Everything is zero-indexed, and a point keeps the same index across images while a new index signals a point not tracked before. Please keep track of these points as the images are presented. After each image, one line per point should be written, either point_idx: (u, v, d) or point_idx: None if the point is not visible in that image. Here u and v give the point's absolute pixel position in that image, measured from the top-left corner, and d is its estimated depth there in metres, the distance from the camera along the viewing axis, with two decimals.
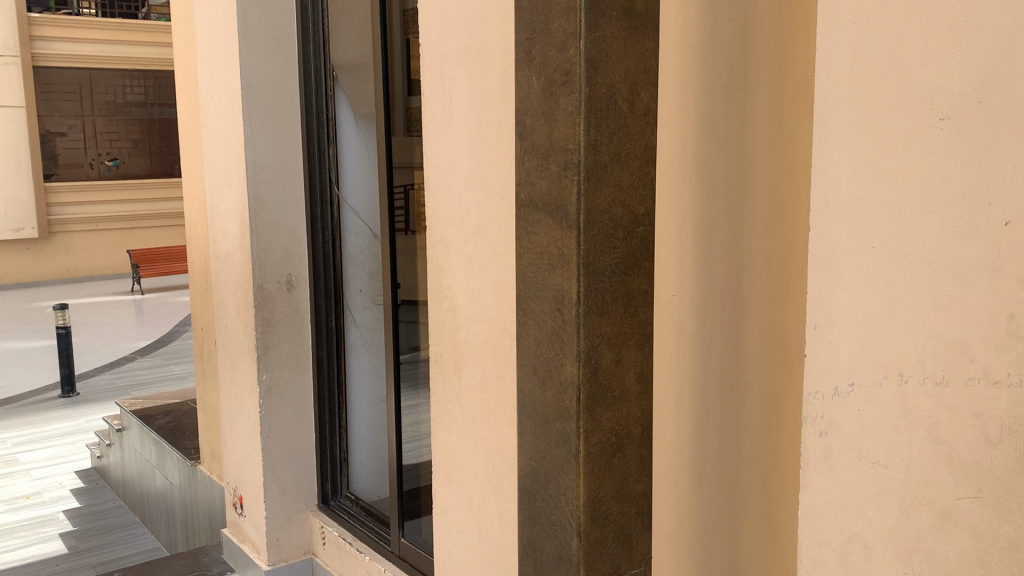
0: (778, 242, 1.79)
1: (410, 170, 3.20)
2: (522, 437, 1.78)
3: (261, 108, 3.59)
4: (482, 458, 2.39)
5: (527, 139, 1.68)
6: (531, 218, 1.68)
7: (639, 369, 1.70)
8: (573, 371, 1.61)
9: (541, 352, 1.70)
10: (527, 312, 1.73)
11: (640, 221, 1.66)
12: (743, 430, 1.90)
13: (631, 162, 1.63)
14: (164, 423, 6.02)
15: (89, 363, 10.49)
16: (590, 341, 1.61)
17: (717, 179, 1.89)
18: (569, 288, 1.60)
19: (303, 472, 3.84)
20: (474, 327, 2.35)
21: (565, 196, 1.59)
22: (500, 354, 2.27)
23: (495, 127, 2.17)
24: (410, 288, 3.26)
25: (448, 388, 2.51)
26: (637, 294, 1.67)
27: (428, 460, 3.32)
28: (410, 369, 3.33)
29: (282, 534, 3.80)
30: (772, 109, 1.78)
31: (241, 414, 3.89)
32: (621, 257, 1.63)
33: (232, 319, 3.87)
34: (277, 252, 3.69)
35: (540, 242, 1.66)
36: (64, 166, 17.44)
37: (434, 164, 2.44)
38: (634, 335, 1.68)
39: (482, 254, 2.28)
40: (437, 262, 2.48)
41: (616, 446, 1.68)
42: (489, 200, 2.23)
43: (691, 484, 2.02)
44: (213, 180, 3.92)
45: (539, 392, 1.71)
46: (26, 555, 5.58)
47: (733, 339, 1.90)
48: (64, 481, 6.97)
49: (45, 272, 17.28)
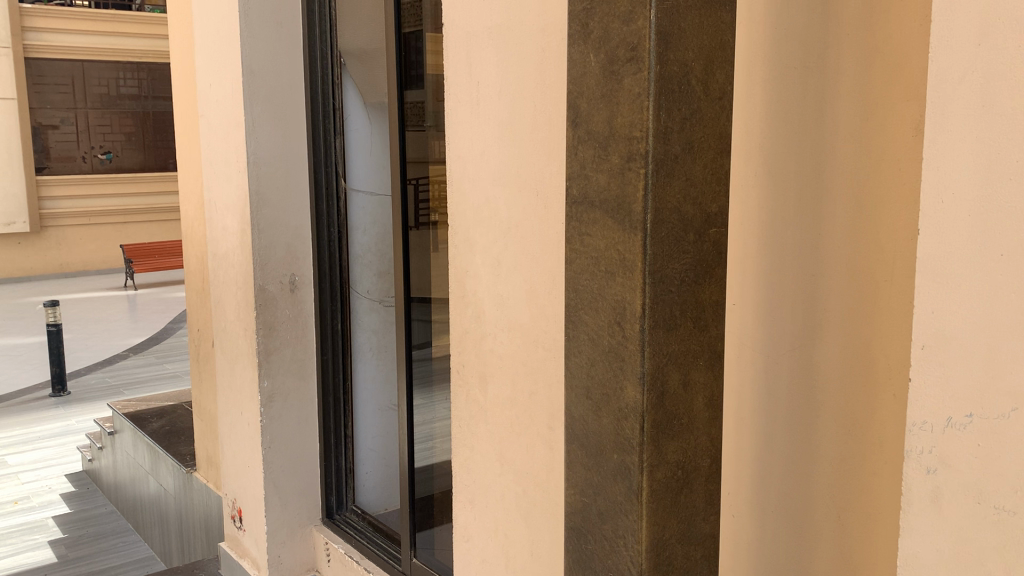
0: (859, 246, 1.58)
1: (424, 164, 2.95)
2: (569, 466, 1.56)
3: (263, 97, 3.35)
4: (510, 482, 2.16)
5: (581, 126, 1.45)
6: (585, 218, 1.45)
7: (708, 393, 1.47)
8: (636, 397, 1.39)
9: (596, 373, 1.47)
10: (577, 326, 1.50)
11: (713, 222, 1.43)
12: (815, 457, 1.69)
13: (703, 152, 1.40)
14: (158, 427, 5.79)
15: (81, 361, 10.25)
16: (655, 361, 1.38)
17: (789, 173, 1.67)
18: (633, 300, 1.37)
19: (307, 483, 3.62)
20: (503, 336, 2.13)
21: (629, 193, 1.36)
22: (532, 367, 2.04)
23: (531, 115, 1.94)
24: (422, 285, 3.01)
25: (472, 403, 2.28)
26: (707, 306, 1.44)
27: (443, 461, 3.07)
28: (423, 369, 3.06)
29: (284, 550, 3.57)
30: (856, 95, 1.56)
31: (241, 422, 3.66)
32: (691, 263, 1.41)
33: (231, 322, 3.65)
34: (280, 250, 3.46)
35: (596, 245, 1.44)
36: (56, 159, 17.15)
37: (458, 156, 2.22)
38: (703, 353, 1.46)
39: (512, 257, 2.06)
40: (461, 264, 2.26)
41: (683, 481, 1.46)
42: (522, 195, 2.00)
43: (753, 517, 1.81)
44: (211, 173, 3.68)
45: (593, 418, 1.48)
46: (13, 565, 5.34)
47: (806, 354, 1.69)
48: (54, 486, 6.73)
49: (37, 267, 17.01)
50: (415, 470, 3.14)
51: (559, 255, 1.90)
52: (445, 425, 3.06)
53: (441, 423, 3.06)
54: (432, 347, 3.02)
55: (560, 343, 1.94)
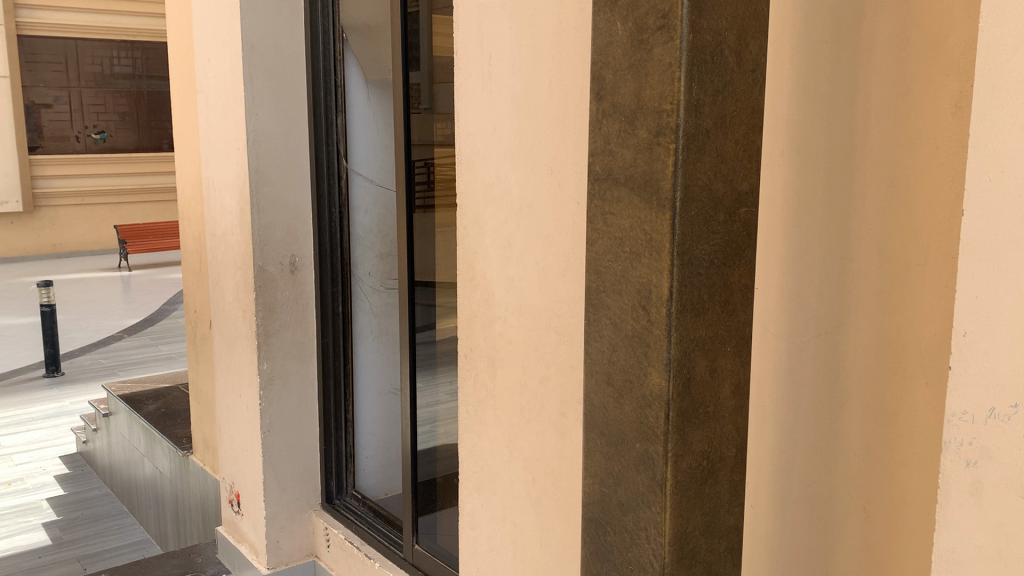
0: (891, 227, 1.51)
1: (428, 146, 2.87)
2: (587, 455, 1.50)
3: (262, 73, 3.26)
4: (519, 469, 2.10)
5: (606, 99, 1.38)
6: (609, 195, 1.39)
7: (736, 380, 1.41)
8: (661, 385, 1.32)
9: (618, 359, 1.41)
10: (599, 309, 1.44)
11: (743, 201, 1.36)
12: (841, 448, 1.63)
13: (735, 128, 1.33)
14: (154, 409, 5.72)
15: (75, 342, 10.16)
16: (682, 347, 1.32)
17: (818, 152, 1.61)
18: (659, 283, 1.31)
19: (307, 468, 3.56)
20: (514, 319, 2.06)
21: (658, 169, 1.29)
22: (544, 353, 1.98)
23: (546, 90, 1.87)
24: (425, 267, 2.94)
25: (481, 388, 2.21)
26: (736, 289, 1.38)
27: (445, 444, 3.00)
28: (427, 351, 2.99)
29: (283, 535, 3.52)
30: (891, 70, 1.49)
31: (239, 405, 3.59)
32: (721, 244, 1.34)
33: (229, 304, 3.57)
34: (280, 230, 3.38)
35: (621, 224, 1.37)
36: (49, 138, 16.98)
37: (467, 134, 2.14)
38: (731, 339, 1.39)
39: (523, 238, 1.99)
40: (470, 246, 2.19)
41: (708, 472, 1.40)
42: (534, 173, 1.93)
43: (773, 507, 1.76)
44: (210, 150, 3.60)
45: (614, 406, 1.42)
46: (7, 548, 5.28)
47: (832, 341, 1.62)
48: (47, 468, 6.66)
49: (30, 247, 16.87)
50: (417, 453, 3.08)
51: (574, 236, 1.83)
52: (447, 407, 2.98)
53: (444, 406, 2.98)
54: (435, 330, 2.94)
55: (573, 328, 1.88)
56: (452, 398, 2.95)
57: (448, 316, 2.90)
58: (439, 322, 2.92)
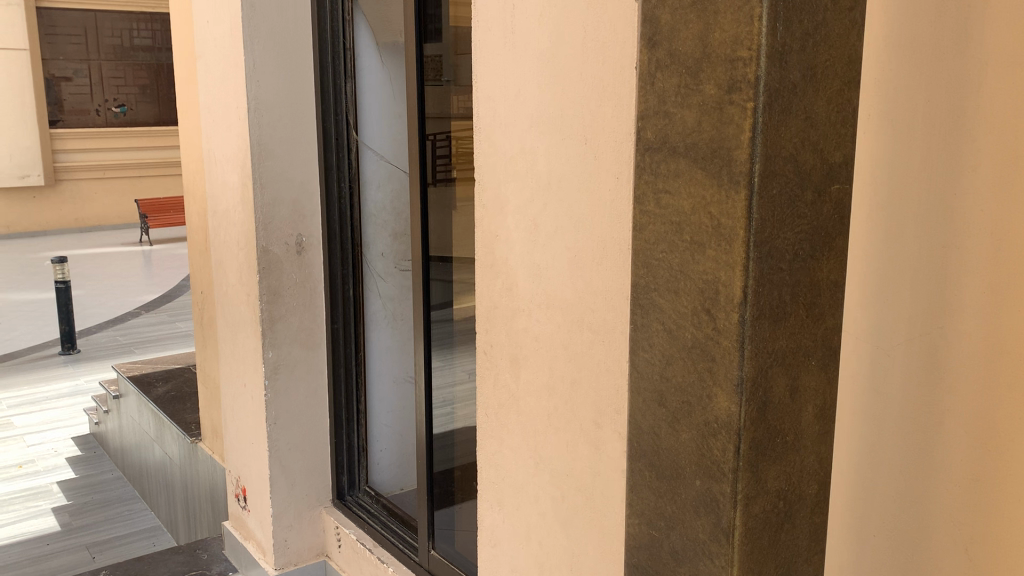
0: (1008, 208, 1.22)
1: (445, 119, 2.58)
2: (632, 486, 1.23)
3: (264, 35, 2.99)
4: (546, 484, 1.83)
5: (662, 47, 1.09)
6: (665, 170, 1.10)
7: (820, 401, 1.13)
8: (729, 409, 1.05)
9: (672, 374, 1.13)
10: (648, 311, 1.16)
11: (835, 176, 1.07)
12: (935, 475, 1.34)
13: (828, 82, 1.04)
14: (164, 392, 5.51)
15: (93, 318, 10.03)
16: (757, 363, 1.04)
17: (916, 114, 1.31)
18: (730, 282, 1.02)
19: (315, 462, 3.32)
20: (539, 313, 1.78)
21: (730, 135, 1.00)
22: (575, 352, 1.70)
23: (578, 45, 1.58)
24: (442, 242, 2.66)
25: (502, 390, 1.94)
26: (823, 288, 1.10)
27: (465, 427, 2.71)
28: (443, 331, 2.72)
29: (292, 534, 3.29)
30: (1014, 13, 1.18)
31: (244, 394, 3.35)
32: (807, 232, 1.06)
33: (233, 286, 3.33)
34: (285, 207, 3.12)
35: (678, 206, 1.09)
36: (70, 112, 16.91)
37: (486, 98, 1.86)
38: (816, 350, 1.11)
39: (551, 218, 1.71)
40: (491, 227, 1.90)
41: (784, 515, 1.12)
42: (565, 144, 1.64)
43: (849, 540, 1.48)
44: (211, 121, 3.33)
45: (666, 432, 1.14)
46: (14, 534, 5.11)
47: (927, 347, 1.33)
48: (60, 449, 6.51)
49: (52, 221, 16.82)
50: (433, 440, 2.81)
51: (614, 218, 1.55)
52: (465, 388, 2.69)
53: (461, 386, 2.69)
54: (452, 307, 2.67)
55: (611, 325, 1.60)
56: (471, 378, 2.66)
57: (464, 294, 2.64)
58: (456, 299, 2.64)
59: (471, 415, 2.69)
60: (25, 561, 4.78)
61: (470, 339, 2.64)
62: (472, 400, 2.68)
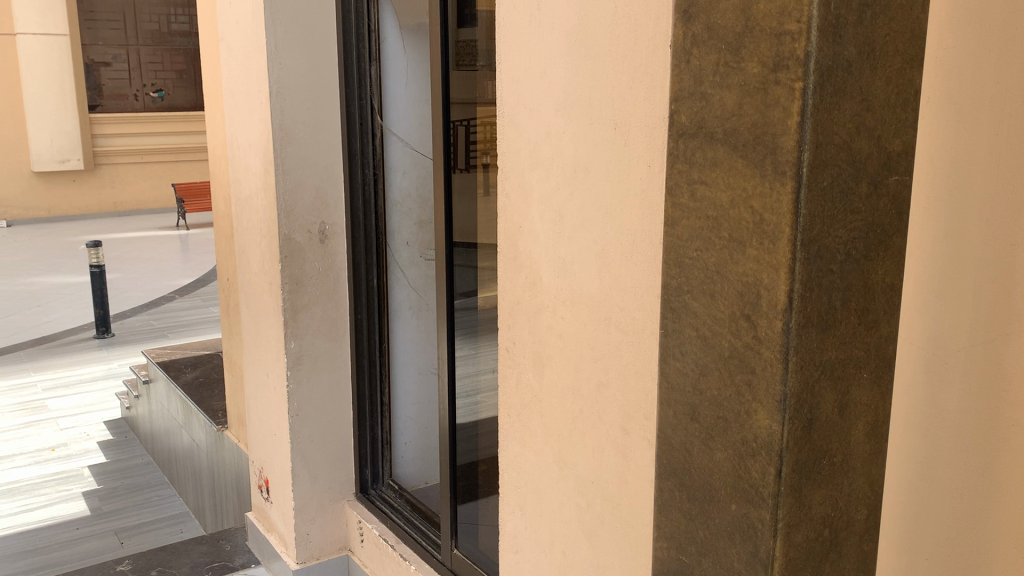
0: None
1: (472, 105, 2.47)
2: (661, 506, 1.12)
3: (287, 16, 2.90)
4: (570, 490, 1.72)
5: (698, 20, 0.97)
6: (700, 159, 0.98)
7: (872, 417, 1.01)
8: (770, 428, 0.94)
9: (706, 387, 1.01)
10: (680, 316, 1.04)
11: (893, 167, 0.95)
12: (999, 495, 1.21)
13: (888, 61, 0.92)
14: (192, 377, 5.50)
15: (129, 301, 10.12)
16: (803, 377, 0.93)
17: (982, 97, 1.17)
18: (774, 285, 0.91)
19: (338, 455, 3.24)
20: (565, 309, 1.68)
21: (776, 119, 0.89)
22: (601, 352, 1.59)
23: (608, 24, 1.46)
24: (467, 231, 2.57)
25: (525, 390, 1.84)
26: (878, 292, 0.98)
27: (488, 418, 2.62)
28: (468, 319, 2.61)
29: (314, 528, 3.23)
30: None
31: (267, 384, 3.29)
32: (861, 229, 0.94)
33: (256, 275, 3.26)
34: (308, 193, 3.03)
35: (716, 199, 0.97)
36: (109, 97, 17.24)
37: (511, 80, 1.75)
38: (868, 361, 0.99)
39: (578, 209, 1.60)
40: (515, 218, 1.80)
41: (830, 544, 1.01)
42: (593, 130, 1.53)
43: (900, 562, 1.35)
44: (234, 105, 3.25)
45: (700, 450, 1.03)
46: (45, 519, 5.13)
47: (991, 357, 1.20)
48: (92, 433, 6.53)
49: (91, 205, 17.01)
50: (457, 433, 2.71)
51: (645, 208, 1.44)
52: (490, 378, 2.60)
53: (485, 375, 2.60)
54: (477, 296, 2.57)
55: (641, 325, 1.49)
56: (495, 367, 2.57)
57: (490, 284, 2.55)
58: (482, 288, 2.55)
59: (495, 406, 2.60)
60: (54, 546, 4.79)
61: (495, 332, 2.53)
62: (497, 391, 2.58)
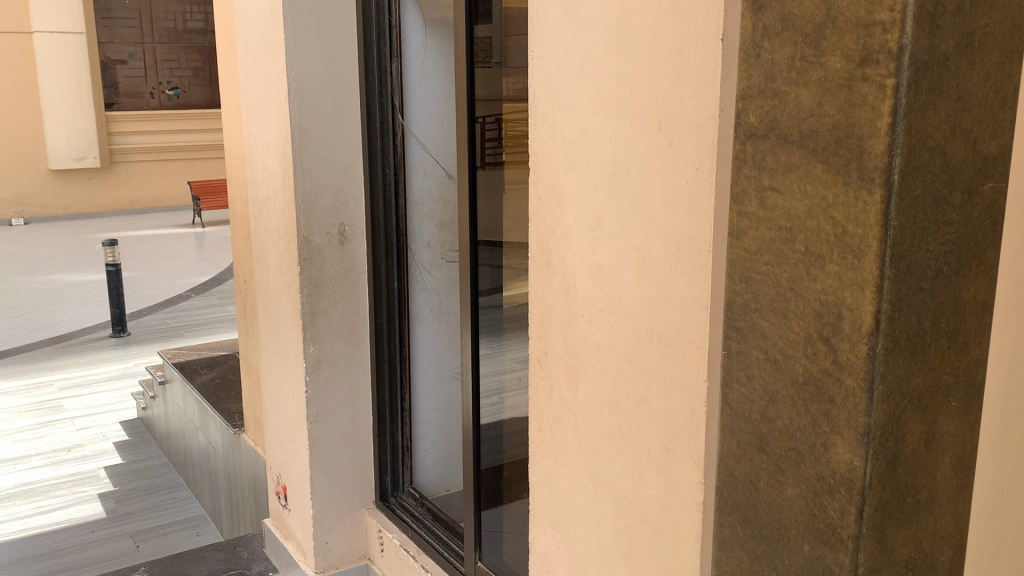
0: None
1: (497, 101, 2.38)
2: (721, 542, 1.04)
3: (305, 13, 2.82)
4: (607, 510, 1.63)
5: (770, 9, 0.89)
6: (772, 164, 0.89)
7: (960, 449, 0.91)
8: (852, 463, 0.84)
9: (776, 415, 0.92)
10: (746, 335, 0.96)
11: (989, 172, 0.85)
12: None
13: (987, 53, 0.82)
14: (208, 379, 5.43)
15: (146, 300, 10.08)
16: (890, 408, 0.83)
17: None
18: (858, 305, 0.82)
19: (358, 462, 3.17)
20: (601, 319, 1.58)
21: (863, 119, 0.79)
22: (642, 365, 1.50)
23: (652, 19, 1.37)
24: (491, 227, 2.47)
25: (557, 403, 1.75)
26: (970, 311, 0.88)
27: (514, 419, 2.53)
28: (493, 317, 2.52)
29: (333, 537, 3.15)
30: None
31: (285, 389, 3.21)
32: (953, 242, 0.85)
33: (274, 277, 3.18)
34: (327, 194, 2.95)
35: (790, 208, 0.88)
36: (125, 95, 17.18)
37: (544, 77, 1.65)
38: (957, 389, 0.89)
39: (617, 214, 1.50)
40: (547, 223, 1.70)
41: None
42: (635, 131, 1.43)
43: None
44: (251, 103, 3.18)
45: (767, 483, 0.94)
46: (60, 521, 5.08)
47: None
48: (108, 433, 6.49)
49: (108, 203, 17.04)
50: (481, 438, 2.62)
51: (690, 214, 1.35)
52: (517, 376, 2.50)
53: (512, 373, 2.51)
54: (503, 294, 2.48)
55: (686, 338, 1.40)
56: (523, 365, 2.47)
57: (516, 280, 2.45)
58: (508, 285, 2.46)
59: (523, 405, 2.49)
60: (70, 549, 4.74)
61: (520, 331, 2.44)
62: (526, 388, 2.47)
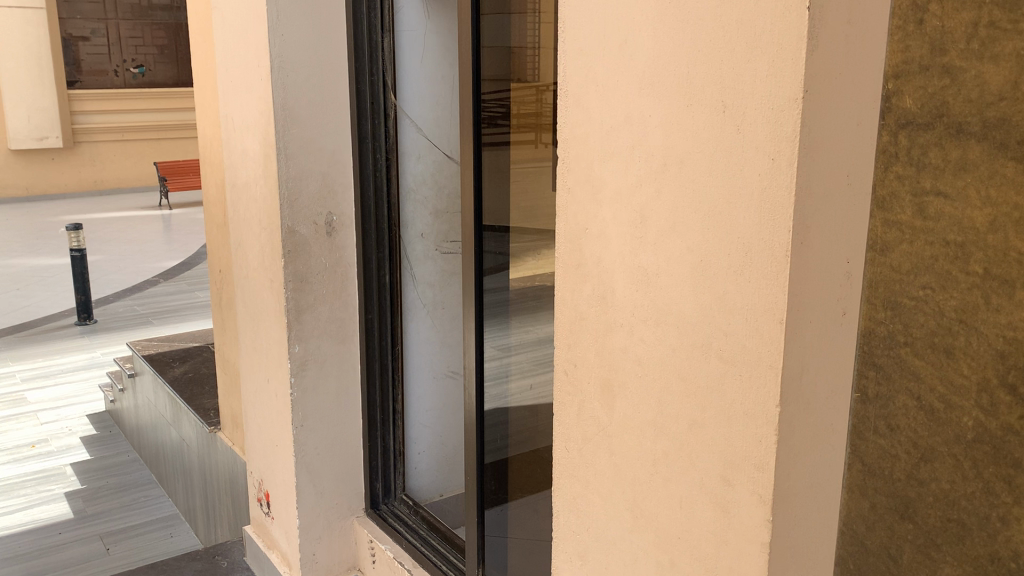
0: None
1: (505, 82, 2.16)
2: (857, 507, 1.26)
3: None
4: (649, 543, 1.45)
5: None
6: (944, 159, 1.09)
7: None
8: None
9: (953, 404, 1.12)
10: (902, 318, 1.16)
11: None
12: None
13: None
14: (180, 373, 5.19)
15: (112, 286, 9.73)
16: None
17: None
18: None
19: (347, 469, 2.96)
20: (644, 329, 1.39)
21: None
22: (695, 385, 1.31)
23: None
24: (496, 212, 2.25)
25: (588, 422, 1.56)
26: None
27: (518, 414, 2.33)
28: (498, 300, 2.30)
29: (320, 547, 2.94)
30: None
31: (268, 389, 2.99)
32: None
33: (254, 270, 2.95)
34: (314, 182, 2.73)
35: (961, 217, 1.09)
36: (88, 73, 16.71)
37: (577, 55, 1.45)
38: None
39: (667, 209, 1.31)
40: (577, 219, 1.50)
41: None
42: (691, 115, 1.24)
43: None
44: (229, 81, 2.94)
45: (938, 461, 1.14)
46: (25, 522, 4.82)
47: None
48: (74, 428, 6.20)
49: (71, 184, 16.52)
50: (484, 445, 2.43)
51: (762, 211, 1.15)
52: (521, 363, 2.26)
53: (517, 358, 2.27)
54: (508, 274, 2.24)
55: (754, 356, 1.20)
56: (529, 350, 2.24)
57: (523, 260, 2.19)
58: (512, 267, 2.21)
59: (529, 393, 2.26)
60: (36, 552, 4.49)
61: (523, 317, 2.22)
62: (532, 375, 2.24)
